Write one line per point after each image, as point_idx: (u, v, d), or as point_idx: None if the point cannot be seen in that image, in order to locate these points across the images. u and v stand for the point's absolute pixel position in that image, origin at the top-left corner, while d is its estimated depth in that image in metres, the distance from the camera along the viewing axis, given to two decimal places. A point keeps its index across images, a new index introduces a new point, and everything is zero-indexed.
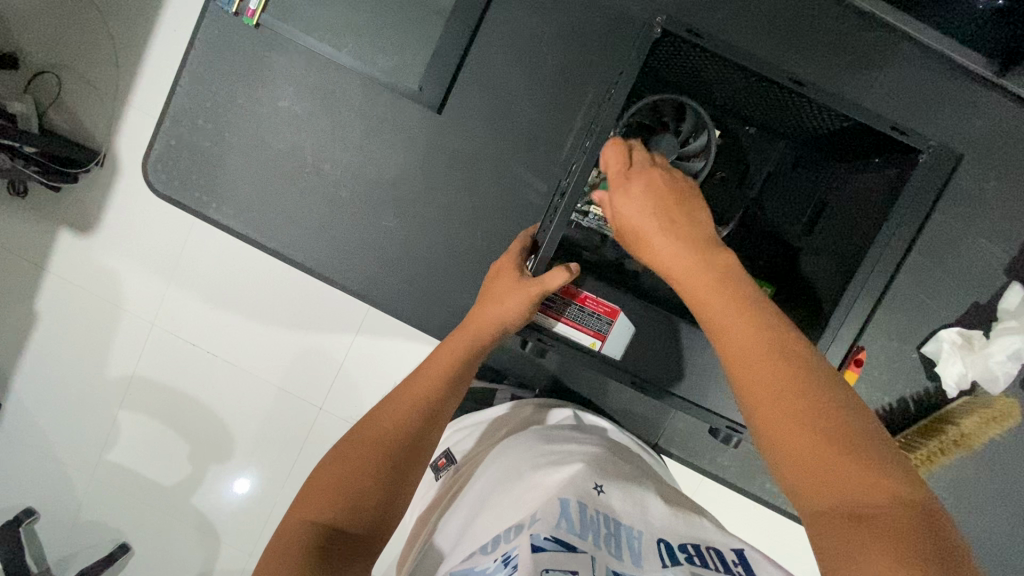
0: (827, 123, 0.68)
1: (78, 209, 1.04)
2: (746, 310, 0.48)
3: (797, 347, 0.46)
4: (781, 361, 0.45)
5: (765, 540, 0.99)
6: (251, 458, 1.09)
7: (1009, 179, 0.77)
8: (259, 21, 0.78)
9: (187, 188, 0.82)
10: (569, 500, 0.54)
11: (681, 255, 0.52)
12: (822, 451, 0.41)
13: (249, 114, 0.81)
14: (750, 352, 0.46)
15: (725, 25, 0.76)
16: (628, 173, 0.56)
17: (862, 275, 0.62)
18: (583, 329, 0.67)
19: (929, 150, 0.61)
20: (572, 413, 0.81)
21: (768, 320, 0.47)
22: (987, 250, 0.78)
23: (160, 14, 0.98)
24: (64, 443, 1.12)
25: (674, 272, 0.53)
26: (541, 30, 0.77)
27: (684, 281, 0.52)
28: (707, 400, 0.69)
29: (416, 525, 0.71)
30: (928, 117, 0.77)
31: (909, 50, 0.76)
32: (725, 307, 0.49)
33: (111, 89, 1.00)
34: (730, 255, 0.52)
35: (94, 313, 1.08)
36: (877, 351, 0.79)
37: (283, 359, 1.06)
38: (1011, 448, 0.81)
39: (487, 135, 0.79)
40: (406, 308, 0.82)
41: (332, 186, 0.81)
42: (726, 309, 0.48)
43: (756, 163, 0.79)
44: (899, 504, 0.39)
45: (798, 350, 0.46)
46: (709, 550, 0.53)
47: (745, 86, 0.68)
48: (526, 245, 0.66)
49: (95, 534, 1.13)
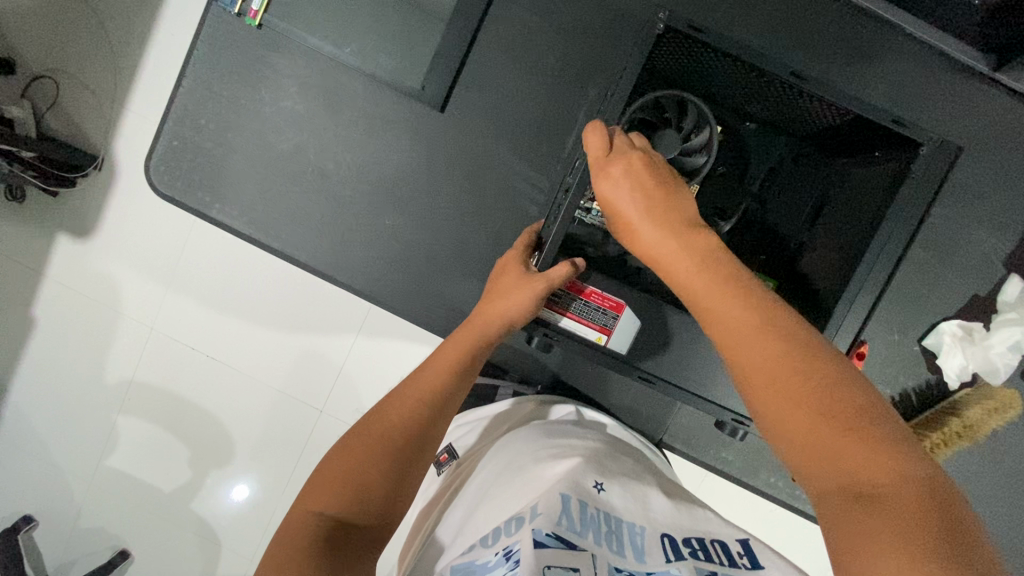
0: (827, 116, 0.69)
1: (77, 213, 1.04)
2: (740, 294, 0.48)
3: (793, 329, 0.46)
4: (780, 346, 0.45)
5: (768, 536, 1.00)
6: (252, 463, 1.08)
7: (1006, 173, 0.78)
8: (260, 22, 0.78)
9: (188, 189, 0.82)
10: (570, 497, 0.53)
11: (667, 244, 0.52)
12: (821, 433, 0.42)
13: (251, 114, 0.81)
14: (746, 338, 0.46)
15: (726, 22, 0.77)
16: (608, 160, 0.55)
17: (867, 265, 0.62)
18: (590, 324, 0.68)
19: (929, 142, 0.62)
20: (573, 408, 0.81)
21: (763, 305, 0.47)
22: (986, 243, 0.79)
23: (160, 16, 0.98)
24: (63, 449, 1.11)
25: (665, 263, 0.52)
26: (541, 29, 0.78)
27: (676, 272, 0.51)
28: (710, 393, 0.70)
29: (419, 517, 0.71)
30: (928, 111, 0.78)
31: (908, 45, 0.77)
32: (719, 295, 0.48)
33: (110, 92, 1.00)
34: (715, 241, 0.52)
35: (94, 317, 1.08)
36: (879, 343, 0.80)
37: (283, 362, 1.06)
38: (1013, 439, 0.81)
39: (489, 133, 0.79)
40: (409, 307, 0.82)
41: (334, 186, 0.81)
42: (722, 297, 0.48)
43: (757, 159, 0.80)
44: (907, 480, 0.39)
45: (793, 332, 0.46)
46: (712, 544, 0.53)
47: (745, 81, 0.69)
48: (529, 241, 0.67)
49: (95, 541, 1.12)
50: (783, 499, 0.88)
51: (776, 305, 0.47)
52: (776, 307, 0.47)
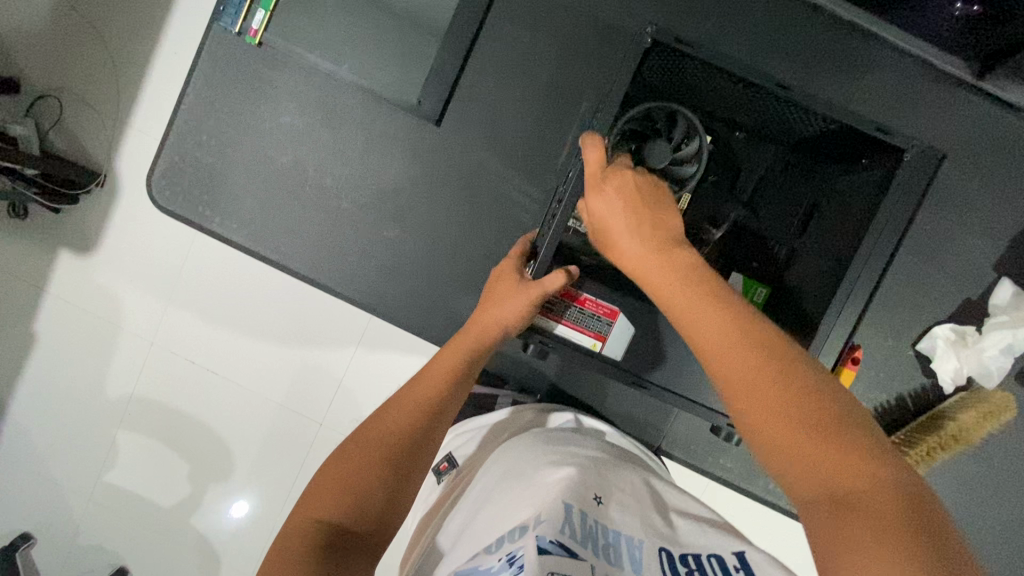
0: (814, 126, 0.71)
1: (78, 229, 1.05)
2: (718, 304, 0.49)
3: (768, 337, 0.47)
4: (755, 354, 0.46)
5: (769, 544, 0.99)
6: (251, 480, 1.08)
7: (993, 178, 0.79)
8: (261, 40, 0.80)
9: (189, 203, 0.83)
10: (571, 506, 0.53)
11: (649, 256, 0.54)
12: (801, 441, 0.42)
13: (252, 130, 0.82)
14: (722, 345, 0.47)
15: (713, 35, 0.79)
16: (606, 175, 0.57)
17: (855, 270, 0.63)
18: (584, 331, 0.69)
19: (912, 150, 0.63)
20: (572, 417, 0.82)
21: (739, 313, 0.49)
22: (977, 248, 0.80)
23: (163, 36, 1.01)
24: (62, 465, 1.11)
25: (646, 276, 0.54)
26: (536, 43, 0.80)
27: (655, 285, 0.53)
28: (705, 398, 0.70)
29: (417, 527, 0.71)
30: (911, 117, 0.80)
31: (887, 55, 0.79)
32: (698, 306, 0.49)
33: (112, 110, 1.02)
34: (693, 254, 0.54)
35: (95, 331, 1.08)
36: (873, 349, 0.81)
37: (283, 378, 1.06)
38: (1010, 444, 0.81)
39: (485, 146, 0.81)
40: (408, 318, 0.83)
41: (333, 199, 0.82)
42: (700, 308, 0.49)
43: (749, 167, 0.81)
44: (882, 483, 0.40)
45: (769, 339, 0.47)
46: (709, 559, 0.52)
47: (732, 92, 0.70)
48: (526, 251, 0.69)
49: (94, 557, 1.12)
50: (783, 507, 0.88)
51: (750, 313, 0.49)
52: (750, 315, 0.49)
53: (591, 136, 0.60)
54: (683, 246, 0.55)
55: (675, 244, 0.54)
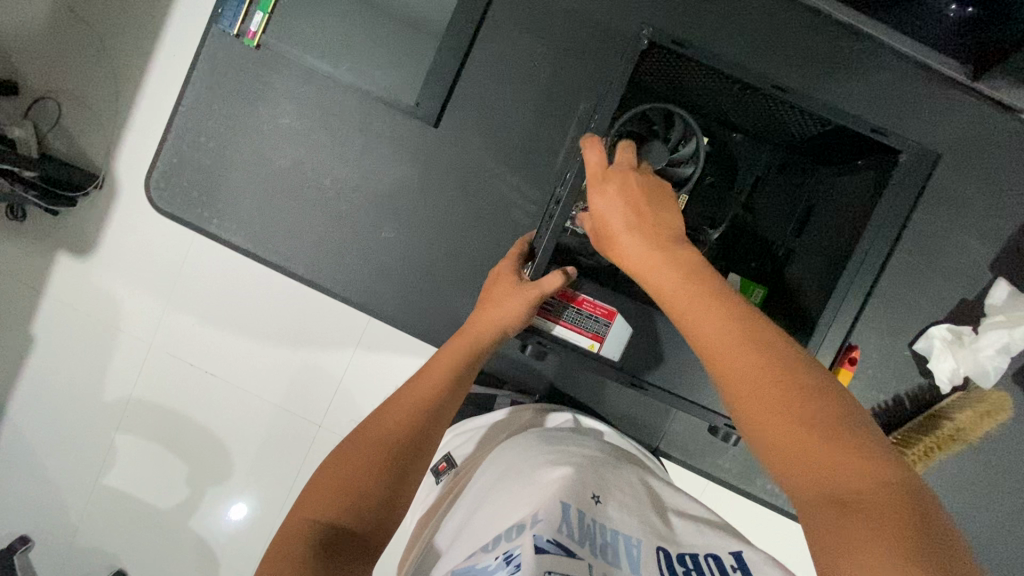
0: (810, 128, 0.71)
1: (77, 231, 1.05)
2: (718, 303, 0.49)
3: (768, 336, 0.47)
4: (756, 353, 0.46)
5: (767, 544, 0.99)
6: (249, 482, 1.08)
7: (988, 179, 0.80)
8: (259, 42, 0.80)
9: (188, 205, 0.83)
10: (569, 505, 0.53)
11: (650, 255, 0.54)
12: (801, 440, 0.42)
13: (250, 132, 0.82)
14: (722, 343, 0.47)
15: (710, 37, 0.80)
16: (607, 174, 0.58)
17: (851, 270, 0.64)
18: (582, 331, 0.70)
19: (908, 150, 0.63)
20: (570, 416, 0.83)
21: (739, 312, 0.49)
22: (973, 248, 0.80)
23: (162, 37, 1.01)
24: (61, 468, 1.11)
25: (647, 275, 0.54)
26: (534, 45, 0.80)
27: (656, 284, 0.53)
28: (702, 398, 0.70)
29: (416, 527, 0.71)
30: (907, 118, 0.80)
31: (884, 56, 0.79)
32: (699, 305, 0.50)
33: (110, 111, 1.02)
34: (694, 253, 0.54)
35: (93, 333, 1.08)
36: (869, 348, 0.81)
37: (282, 379, 1.06)
38: (1007, 443, 0.82)
39: (483, 148, 0.81)
40: (407, 318, 0.83)
41: (331, 200, 0.82)
42: (701, 307, 0.49)
43: (746, 168, 0.82)
44: (882, 482, 0.40)
45: (769, 338, 0.47)
46: (707, 559, 0.52)
47: (728, 93, 0.71)
48: (523, 252, 0.69)
49: (92, 560, 1.12)
50: (781, 506, 0.88)
51: (751, 312, 0.49)
52: (750, 314, 0.49)
53: (593, 136, 0.60)
54: (683, 245, 0.55)
55: (675, 243, 0.54)
